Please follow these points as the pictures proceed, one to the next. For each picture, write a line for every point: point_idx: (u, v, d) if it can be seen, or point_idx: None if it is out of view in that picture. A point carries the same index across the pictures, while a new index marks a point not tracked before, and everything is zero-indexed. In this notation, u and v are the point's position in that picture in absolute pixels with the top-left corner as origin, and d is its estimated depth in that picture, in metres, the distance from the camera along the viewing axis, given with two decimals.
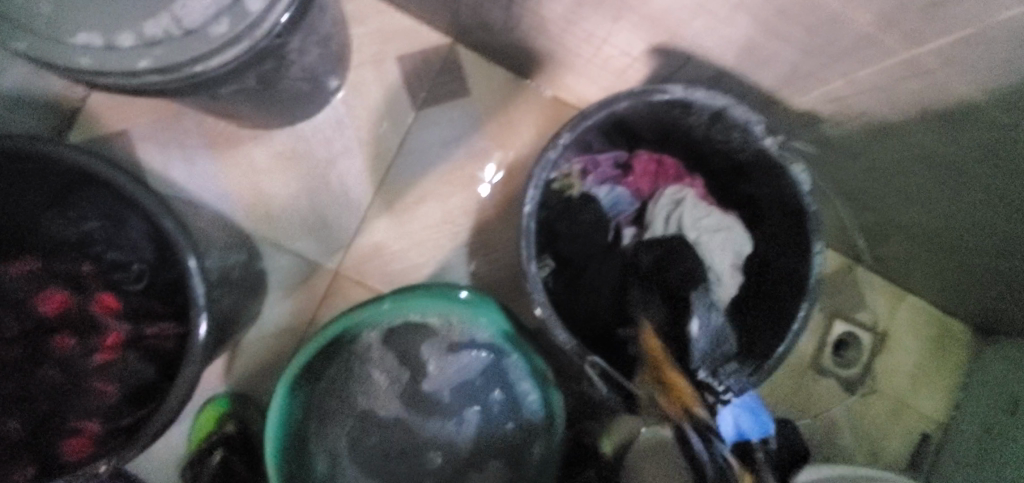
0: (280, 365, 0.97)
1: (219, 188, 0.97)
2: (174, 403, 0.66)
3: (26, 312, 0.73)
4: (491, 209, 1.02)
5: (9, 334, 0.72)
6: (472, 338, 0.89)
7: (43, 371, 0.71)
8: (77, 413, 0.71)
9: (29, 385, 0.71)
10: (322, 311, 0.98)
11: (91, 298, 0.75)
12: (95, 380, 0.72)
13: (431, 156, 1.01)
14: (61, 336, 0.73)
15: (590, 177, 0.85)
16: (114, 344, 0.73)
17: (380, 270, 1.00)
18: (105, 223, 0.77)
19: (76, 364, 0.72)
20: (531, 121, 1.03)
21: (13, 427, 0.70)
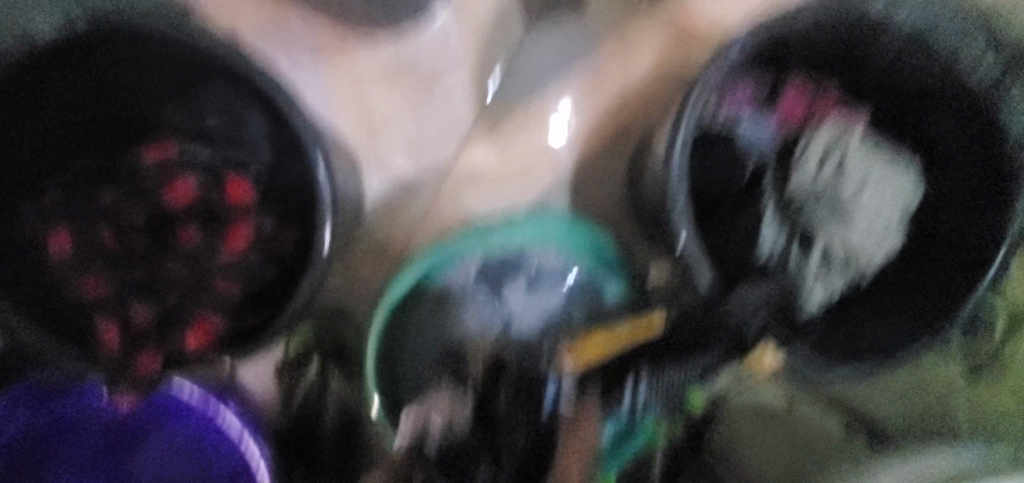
0: (372, 281, 0.96)
1: (324, 96, 0.88)
2: (298, 303, 0.66)
3: (155, 202, 0.77)
4: (599, 139, 0.95)
5: (137, 221, 0.76)
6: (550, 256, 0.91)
7: (169, 263, 0.75)
8: (201, 308, 0.73)
9: (156, 274, 0.74)
10: (416, 232, 0.96)
11: (219, 191, 0.77)
12: (219, 276, 0.74)
13: (540, 76, 0.93)
14: (185, 228, 0.76)
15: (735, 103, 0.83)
16: (239, 240, 0.75)
17: (477, 197, 0.94)
18: (225, 121, 0.76)
19: (201, 259, 0.75)
20: (657, 44, 0.91)
21: (143, 314, 0.73)
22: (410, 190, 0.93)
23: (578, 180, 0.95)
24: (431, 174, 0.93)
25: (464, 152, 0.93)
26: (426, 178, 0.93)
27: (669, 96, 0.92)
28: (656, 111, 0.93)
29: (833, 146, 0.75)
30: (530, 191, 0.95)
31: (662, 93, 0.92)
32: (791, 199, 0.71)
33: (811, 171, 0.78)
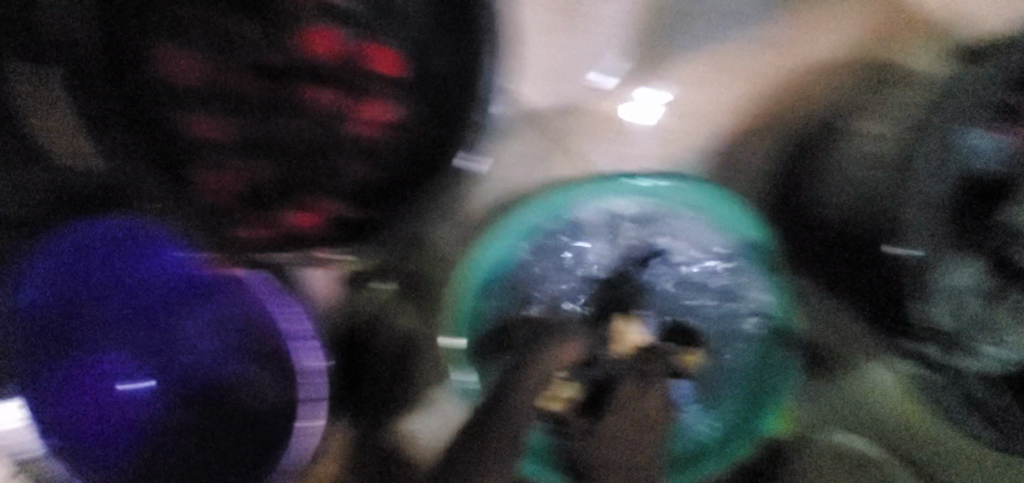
0: (465, 213, 0.83)
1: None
2: None
3: (289, 53, 0.69)
4: (760, 117, 0.82)
5: (273, 64, 0.69)
6: (676, 221, 0.79)
7: (297, 123, 0.71)
8: (322, 188, 0.72)
9: (272, 132, 0.71)
10: (526, 172, 0.84)
11: (360, 51, 0.69)
12: (350, 153, 0.72)
13: (717, 28, 0.80)
14: (324, 88, 0.70)
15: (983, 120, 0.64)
16: (374, 118, 0.71)
17: (605, 146, 0.83)
18: None
19: (333, 128, 0.71)
20: (855, 21, 0.79)
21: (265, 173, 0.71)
22: (531, 122, 0.82)
23: (723, 155, 0.83)
24: (559, 110, 0.82)
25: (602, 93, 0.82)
26: (554, 112, 0.82)
27: (852, 82, 0.79)
28: None
29: None
30: (663, 155, 0.84)
31: (846, 79, 0.79)
32: None
33: None
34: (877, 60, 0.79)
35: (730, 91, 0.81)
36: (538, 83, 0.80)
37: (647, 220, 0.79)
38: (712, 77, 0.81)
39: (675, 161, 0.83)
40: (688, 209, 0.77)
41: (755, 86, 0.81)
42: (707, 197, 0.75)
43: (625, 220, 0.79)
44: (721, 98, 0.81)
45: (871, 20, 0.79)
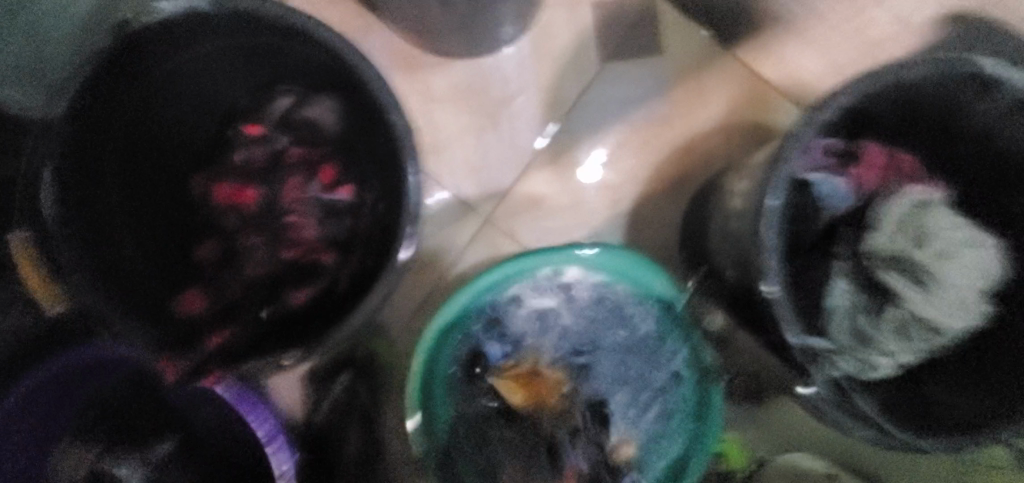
0: (418, 300, 0.92)
1: (449, 94, 0.92)
2: (344, 330, 0.54)
3: (215, 215, 0.67)
4: (662, 184, 0.93)
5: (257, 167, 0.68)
6: (585, 283, 0.83)
7: (207, 250, 0.66)
8: (217, 279, 0.65)
9: (196, 260, 0.66)
10: (465, 255, 0.92)
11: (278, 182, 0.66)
12: (228, 277, 0.65)
13: (608, 113, 0.93)
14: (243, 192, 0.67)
15: (852, 170, 0.72)
16: (270, 277, 0.64)
17: (530, 224, 0.92)
18: (304, 142, 0.69)
19: (234, 262, 0.66)
20: (723, 93, 0.92)
21: (211, 248, 0.67)
22: (465, 210, 0.92)
23: (634, 219, 0.92)
24: (488, 197, 0.92)
25: (524, 177, 0.93)
26: (482, 200, 0.92)
27: (731, 145, 0.92)
28: (717, 160, 0.92)
29: (919, 215, 0.66)
30: (580, 227, 0.93)
31: (725, 142, 0.93)
32: (863, 259, 0.68)
33: (886, 239, 0.67)
34: (750, 123, 0.92)
35: (631, 164, 0.93)
36: (465, 174, 0.92)
37: (563, 286, 0.83)
38: (611, 154, 0.93)
39: (596, 230, 0.92)
40: (598, 274, 0.82)
41: (650, 156, 0.93)
42: (614, 258, 0.79)
43: (544, 290, 0.83)
44: (626, 170, 0.93)
45: (739, 91, 0.92)
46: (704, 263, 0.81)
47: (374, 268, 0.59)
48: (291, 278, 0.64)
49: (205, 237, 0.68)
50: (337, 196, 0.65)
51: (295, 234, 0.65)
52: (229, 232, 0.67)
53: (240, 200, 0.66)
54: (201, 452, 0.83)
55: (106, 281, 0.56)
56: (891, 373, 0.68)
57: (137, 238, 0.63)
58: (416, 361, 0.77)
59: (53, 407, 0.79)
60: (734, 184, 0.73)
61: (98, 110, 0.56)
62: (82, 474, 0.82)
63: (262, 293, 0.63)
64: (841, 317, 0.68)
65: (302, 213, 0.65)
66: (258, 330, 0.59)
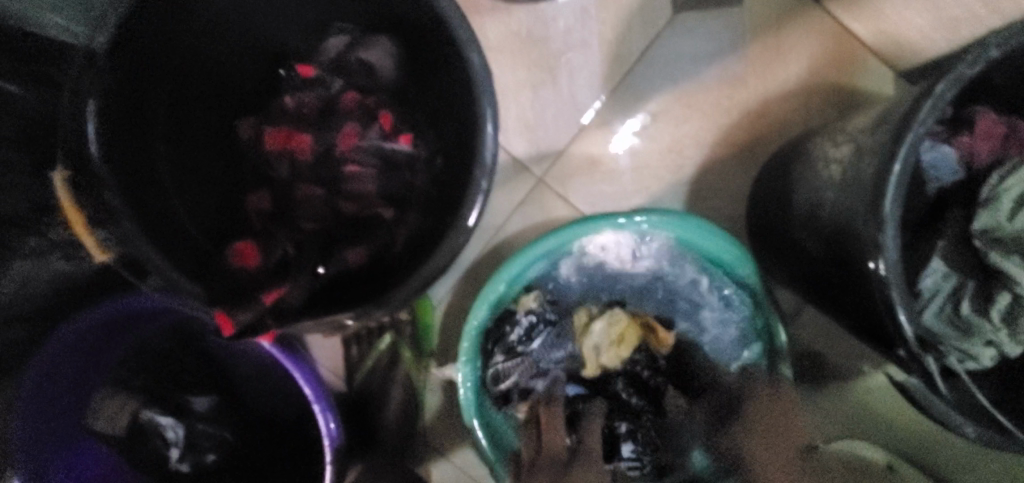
0: (464, 263, 0.87)
1: (506, 44, 0.85)
2: (408, 291, 0.49)
3: (263, 160, 0.62)
4: (733, 149, 0.85)
5: (308, 111, 0.62)
6: (648, 250, 0.78)
7: (256, 198, 0.61)
8: (269, 230, 0.60)
9: (245, 210, 0.62)
10: (515, 218, 0.87)
11: (332, 129, 0.60)
12: (280, 232, 0.59)
13: (678, 69, 0.85)
14: (298, 142, 0.60)
15: (964, 139, 0.65)
16: (324, 229, 0.59)
17: (587, 187, 0.86)
18: (357, 87, 0.63)
19: (287, 211, 0.60)
20: (806, 52, 0.84)
21: (261, 196, 0.61)
22: (517, 170, 0.86)
23: (699, 186, 0.86)
24: (543, 157, 0.86)
25: (582, 135, 0.86)
26: (536, 160, 0.86)
27: (811, 109, 0.84)
28: (794, 125, 0.85)
29: None
30: (640, 192, 0.86)
31: (805, 106, 0.84)
32: (975, 239, 0.61)
33: (1003, 218, 0.60)
34: (833, 86, 0.84)
35: (699, 126, 0.85)
36: (520, 132, 0.86)
37: (623, 254, 0.78)
38: (679, 114, 0.85)
39: (657, 196, 0.86)
40: (662, 241, 0.76)
41: (721, 118, 0.85)
42: (681, 226, 0.73)
43: (604, 257, 0.78)
44: (694, 132, 0.85)
45: (824, 49, 0.84)
46: (783, 237, 0.74)
47: (438, 225, 0.54)
48: (345, 234, 0.59)
49: (255, 186, 0.62)
50: (398, 146, 0.60)
51: (353, 187, 0.59)
52: (275, 182, 0.61)
53: (292, 146, 0.60)
54: (242, 412, 0.85)
55: (149, 228, 0.51)
56: (990, 365, 0.62)
57: (182, 184, 0.58)
58: (468, 329, 0.73)
59: (91, 355, 0.77)
60: (828, 151, 0.66)
61: (141, 38, 0.51)
62: (120, 427, 0.80)
63: (317, 248, 0.58)
64: (939, 302, 0.62)
65: (360, 162, 0.59)
66: (313, 289, 0.54)
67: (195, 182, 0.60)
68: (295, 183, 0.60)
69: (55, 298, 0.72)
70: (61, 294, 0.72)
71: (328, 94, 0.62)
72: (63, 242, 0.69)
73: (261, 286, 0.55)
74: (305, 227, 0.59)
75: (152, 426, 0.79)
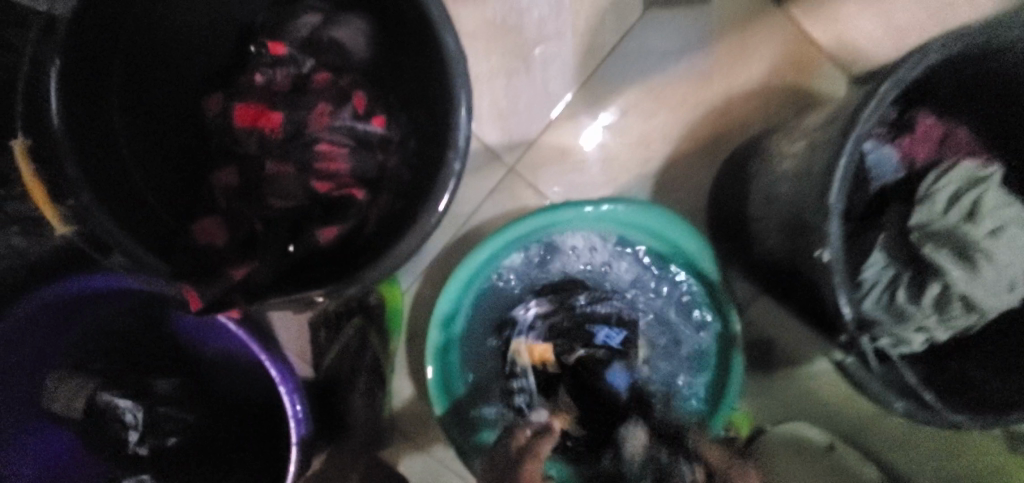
0: (435, 247, 0.88)
1: (481, 32, 0.86)
2: (380, 270, 0.50)
3: (229, 136, 0.60)
4: (697, 144, 0.89)
5: (280, 89, 0.61)
6: (613, 239, 0.80)
7: (222, 173, 0.60)
8: (234, 207, 0.59)
9: (211, 186, 0.61)
10: (486, 204, 0.88)
11: (304, 108, 0.60)
12: (247, 210, 0.59)
13: (647, 64, 0.88)
14: (268, 120, 0.59)
15: (905, 140, 0.70)
16: (292, 206, 0.58)
17: (557, 177, 0.88)
18: (331, 67, 0.63)
19: (253, 187, 0.59)
20: (768, 53, 0.88)
21: (227, 172, 0.60)
22: (489, 158, 0.87)
23: (664, 178, 0.89)
24: (514, 145, 0.88)
25: (554, 126, 0.88)
26: (508, 148, 0.88)
27: (771, 108, 0.89)
28: (754, 123, 0.89)
29: (974, 191, 0.64)
30: (608, 183, 0.89)
31: (766, 105, 0.88)
32: (911, 233, 0.66)
33: (936, 214, 0.65)
34: (792, 87, 0.88)
35: (666, 121, 0.88)
36: (493, 120, 0.87)
37: (589, 241, 0.80)
38: (647, 108, 0.88)
39: (624, 187, 0.89)
40: (626, 230, 0.78)
41: (687, 113, 0.88)
42: (641, 215, 0.76)
43: (571, 244, 0.79)
44: (661, 126, 0.88)
45: (785, 51, 0.88)
46: (739, 226, 0.78)
47: (408, 206, 0.54)
48: (313, 213, 0.58)
49: (220, 161, 0.61)
50: (370, 127, 0.60)
51: (325, 165, 0.58)
52: (241, 158, 0.60)
53: (262, 124, 0.59)
54: (205, 394, 0.83)
55: (110, 201, 0.50)
56: (921, 350, 0.67)
57: (145, 159, 0.57)
58: (435, 313, 0.75)
59: (44, 336, 0.74)
60: (784, 147, 0.69)
61: (108, 9, 0.50)
62: (77, 410, 0.78)
63: (285, 226, 0.58)
64: (878, 291, 0.67)
65: (333, 141, 0.59)
66: (282, 267, 0.54)
67: (159, 156, 0.59)
68: (262, 160, 0.59)
69: (18, 270, 0.70)
70: (22, 268, 0.70)
71: (301, 74, 0.62)
72: (23, 216, 0.67)
73: (229, 262, 0.55)
74: (273, 203, 0.59)
75: (110, 410, 0.77)
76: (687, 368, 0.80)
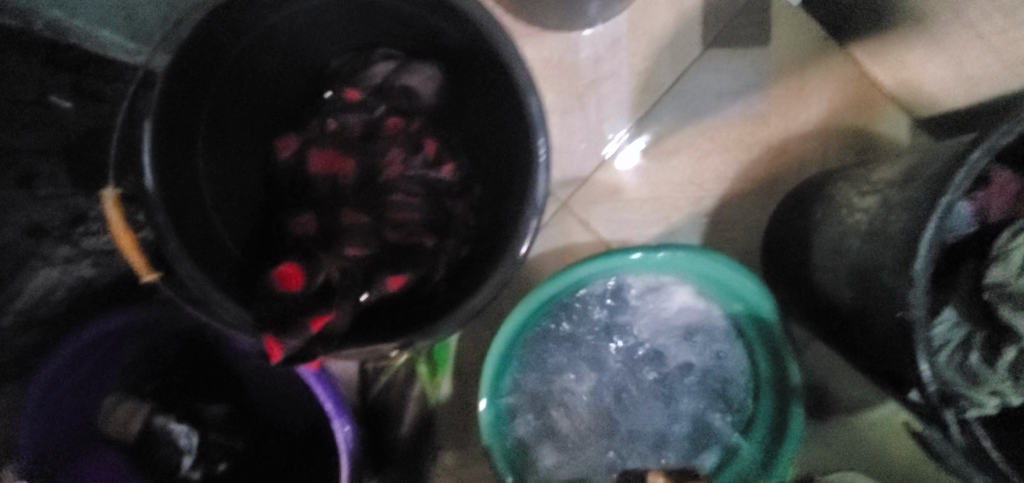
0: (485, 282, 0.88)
1: (538, 70, 0.87)
2: (454, 323, 0.50)
3: (305, 182, 0.61)
4: (752, 184, 0.88)
5: (351, 134, 0.62)
6: (666, 284, 0.79)
7: (297, 220, 0.59)
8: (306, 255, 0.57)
9: (284, 233, 0.60)
10: (537, 240, 0.88)
11: (379, 154, 0.61)
12: (325, 259, 0.55)
13: (704, 103, 0.87)
14: (341, 161, 0.60)
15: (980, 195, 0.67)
16: (365, 255, 0.56)
17: (608, 214, 0.88)
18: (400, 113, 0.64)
19: (330, 235, 0.58)
20: (828, 94, 0.87)
21: (304, 219, 0.59)
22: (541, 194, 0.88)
23: (718, 218, 0.88)
24: (567, 182, 0.88)
25: (607, 163, 0.88)
26: (561, 184, 0.88)
27: (831, 150, 0.87)
28: (813, 164, 0.87)
29: None
30: (659, 223, 0.88)
31: (825, 146, 0.87)
32: (984, 292, 0.64)
33: (1012, 274, 0.62)
34: (852, 129, 0.87)
35: (722, 161, 0.87)
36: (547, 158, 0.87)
37: (642, 286, 0.79)
38: (702, 148, 0.87)
39: (676, 226, 0.88)
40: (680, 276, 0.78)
41: (743, 154, 0.87)
42: (701, 265, 0.74)
43: (623, 289, 0.79)
44: (715, 166, 0.87)
45: (846, 93, 0.87)
46: (797, 273, 0.77)
47: (482, 257, 0.55)
48: (379, 263, 0.57)
49: (296, 208, 0.60)
50: (441, 175, 0.61)
51: (396, 216, 0.58)
52: (317, 206, 0.59)
53: (336, 167, 0.60)
54: (250, 422, 0.83)
55: (193, 248, 0.52)
56: (995, 412, 0.65)
57: (225, 204, 0.59)
58: (490, 357, 0.74)
59: (106, 356, 0.77)
60: (852, 199, 0.68)
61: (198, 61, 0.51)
62: (131, 433, 0.77)
63: (360, 275, 0.56)
64: (947, 352, 0.65)
65: (407, 191, 0.59)
66: (355, 316, 0.55)
67: (240, 205, 0.61)
68: (337, 209, 0.59)
69: (77, 302, 0.71)
70: (80, 299, 0.71)
71: (370, 120, 0.63)
72: (93, 250, 0.70)
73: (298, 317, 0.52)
74: (347, 250, 0.56)
75: (162, 435, 0.77)
76: (742, 419, 0.79)
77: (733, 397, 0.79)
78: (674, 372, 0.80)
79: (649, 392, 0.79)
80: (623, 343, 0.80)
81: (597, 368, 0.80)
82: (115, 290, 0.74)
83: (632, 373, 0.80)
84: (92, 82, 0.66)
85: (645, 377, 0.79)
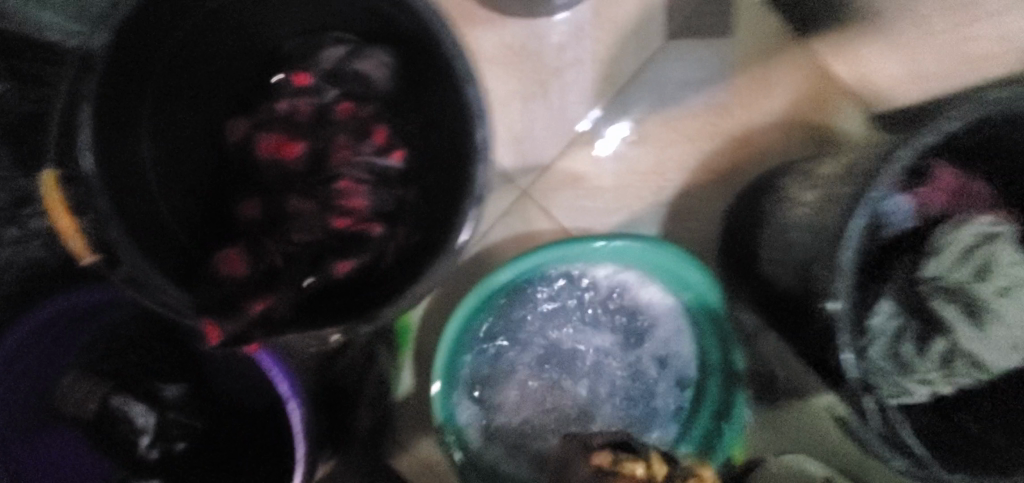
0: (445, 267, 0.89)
1: (500, 56, 0.86)
2: (394, 309, 0.51)
3: (253, 166, 0.61)
4: (711, 175, 0.89)
5: (301, 119, 0.61)
6: (619, 271, 0.81)
7: (246, 205, 0.60)
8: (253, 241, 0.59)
9: (233, 219, 0.61)
10: (498, 227, 0.89)
11: (329, 139, 0.60)
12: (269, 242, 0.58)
13: (666, 93, 0.88)
14: (290, 144, 0.60)
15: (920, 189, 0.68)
16: (313, 240, 0.58)
17: (569, 202, 0.89)
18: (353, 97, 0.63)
19: (277, 221, 0.59)
20: (788, 86, 0.88)
21: (252, 206, 0.61)
22: (503, 181, 0.88)
23: (678, 208, 0.89)
24: (528, 169, 0.88)
25: (569, 151, 0.88)
26: (523, 172, 0.88)
27: (789, 142, 0.88)
28: (771, 156, 0.89)
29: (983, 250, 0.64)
30: (620, 211, 0.89)
31: (783, 138, 0.88)
32: (920, 285, 0.67)
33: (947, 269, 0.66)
34: (810, 122, 0.88)
35: (682, 151, 0.88)
36: (508, 145, 0.88)
37: (596, 273, 0.81)
38: (664, 138, 0.88)
39: (636, 215, 0.89)
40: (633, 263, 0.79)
41: (703, 144, 0.88)
42: (651, 252, 0.76)
43: (577, 275, 0.81)
44: (676, 156, 0.88)
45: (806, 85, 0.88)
46: (747, 263, 0.79)
47: (426, 242, 0.55)
48: (326, 248, 0.58)
49: (246, 193, 0.62)
50: (389, 162, 0.60)
51: (343, 202, 0.58)
52: (265, 191, 0.61)
53: (285, 151, 0.60)
54: (210, 403, 0.83)
55: (137, 232, 0.52)
56: (925, 400, 0.68)
57: (171, 188, 0.59)
58: (443, 341, 0.75)
59: (60, 338, 0.77)
60: (798, 192, 0.69)
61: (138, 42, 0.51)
62: (87, 410, 0.77)
63: (306, 261, 0.57)
64: (884, 341, 0.67)
65: (355, 178, 0.59)
66: (298, 301, 0.55)
67: (187, 190, 0.61)
68: (284, 194, 0.60)
69: (25, 283, 0.71)
70: (29, 281, 0.71)
71: (320, 104, 0.62)
72: (41, 230, 0.69)
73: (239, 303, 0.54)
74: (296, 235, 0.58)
75: (113, 412, 0.77)
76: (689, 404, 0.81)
77: (682, 383, 0.82)
78: (626, 357, 0.81)
79: (600, 377, 0.81)
80: (576, 329, 0.81)
81: (550, 354, 0.81)
82: (64, 272, 0.73)
83: (584, 358, 0.81)
84: (31, 65, 0.65)
85: (597, 362, 0.81)
